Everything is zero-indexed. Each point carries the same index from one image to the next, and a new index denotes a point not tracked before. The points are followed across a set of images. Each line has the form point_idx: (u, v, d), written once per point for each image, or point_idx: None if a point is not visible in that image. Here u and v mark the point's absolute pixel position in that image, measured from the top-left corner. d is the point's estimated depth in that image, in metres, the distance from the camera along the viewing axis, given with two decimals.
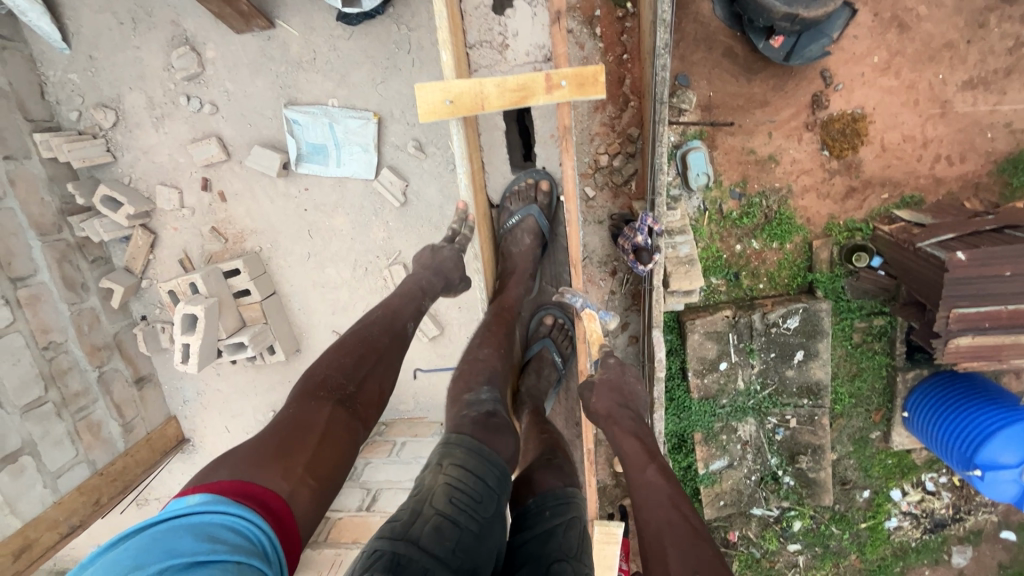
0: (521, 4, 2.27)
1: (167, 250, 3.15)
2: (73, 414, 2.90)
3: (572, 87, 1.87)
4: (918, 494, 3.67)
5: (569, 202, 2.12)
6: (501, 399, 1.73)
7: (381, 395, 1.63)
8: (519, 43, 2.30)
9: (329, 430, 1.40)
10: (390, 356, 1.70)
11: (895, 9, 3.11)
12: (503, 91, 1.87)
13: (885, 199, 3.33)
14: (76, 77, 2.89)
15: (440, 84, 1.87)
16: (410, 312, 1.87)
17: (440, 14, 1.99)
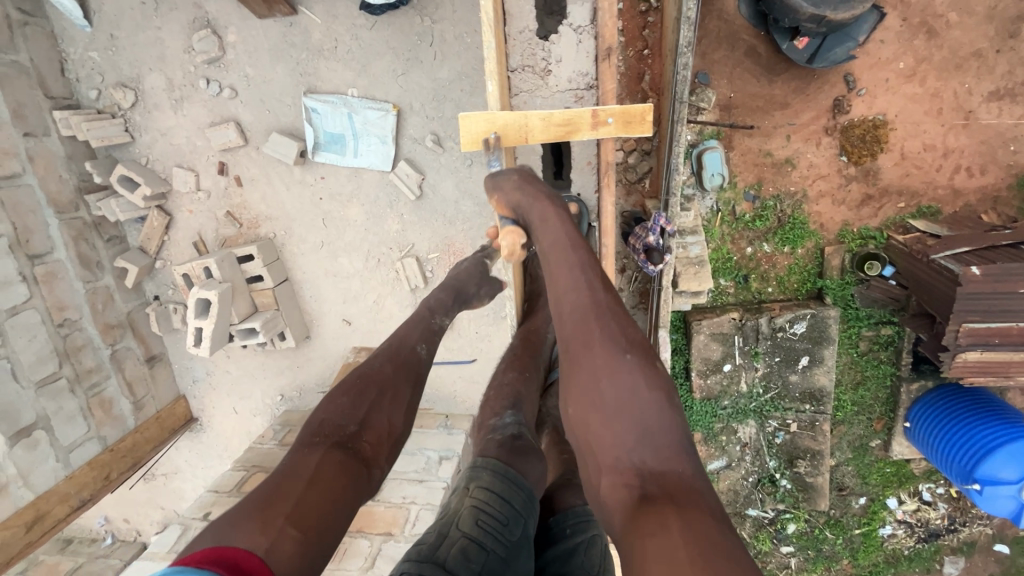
0: (567, 29, 2.11)
1: (182, 232, 3.17)
2: (86, 391, 2.94)
3: (620, 125, 1.72)
4: (914, 503, 3.68)
5: (606, 236, 2.08)
6: (524, 421, 1.76)
7: (390, 429, 1.47)
8: (562, 69, 2.15)
9: (320, 473, 1.26)
10: (398, 385, 1.55)
11: (925, 15, 3.04)
12: (549, 125, 1.72)
13: (901, 208, 3.28)
14: (96, 55, 2.88)
15: (484, 116, 1.70)
16: (418, 334, 1.75)
17: (488, 43, 1.76)
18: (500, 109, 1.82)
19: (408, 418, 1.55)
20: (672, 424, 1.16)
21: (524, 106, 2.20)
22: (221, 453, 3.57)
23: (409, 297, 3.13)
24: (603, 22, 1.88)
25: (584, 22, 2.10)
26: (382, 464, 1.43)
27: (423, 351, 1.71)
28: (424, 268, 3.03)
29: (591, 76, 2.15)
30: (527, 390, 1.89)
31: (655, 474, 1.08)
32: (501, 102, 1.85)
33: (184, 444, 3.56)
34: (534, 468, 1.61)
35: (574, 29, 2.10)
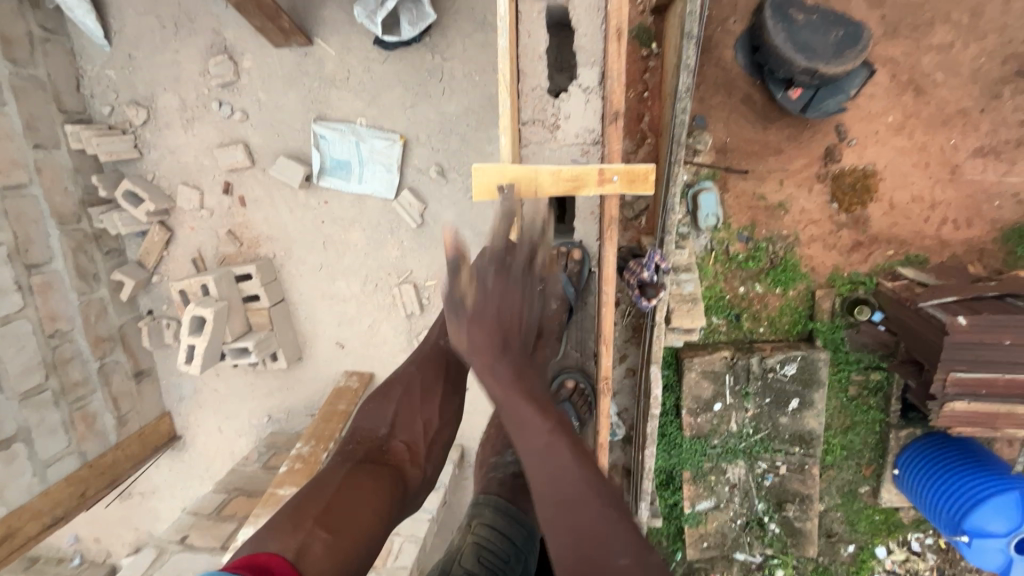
0: (577, 88, 1.98)
1: (181, 248, 3.19)
2: (70, 404, 2.90)
3: (625, 182, 1.81)
4: (902, 553, 3.65)
5: (607, 285, 2.10)
6: (525, 462, 2.02)
7: (424, 427, 1.68)
8: (570, 126, 2.00)
9: (353, 479, 1.45)
10: (425, 386, 1.75)
11: (913, 73, 3.19)
12: (558, 179, 1.79)
13: (889, 256, 3.37)
14: (113, 74, 2.95)
15: (500, 169, 1.77)
16: (445, 327, 1.88)
17: (503, 101, 1.84)
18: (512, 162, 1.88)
19: (446, 418, 1.74)
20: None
21: (532, 158, 2.03)
22: (202, 475, 3.49)
23: (403, 323, 3.13)
24: (610, 88, 1.87)
25: (594, 82, 1.97)
26: (421, 463, 1.63)
27: (449, 343, 1.83)
28: (422, 295, 3.06)
29: (599, 133, 2.00)
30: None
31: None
32: (513, 155, 1.90)
33: (165, 463, 3.49)
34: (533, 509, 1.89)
35: (583, 89, 1.98)
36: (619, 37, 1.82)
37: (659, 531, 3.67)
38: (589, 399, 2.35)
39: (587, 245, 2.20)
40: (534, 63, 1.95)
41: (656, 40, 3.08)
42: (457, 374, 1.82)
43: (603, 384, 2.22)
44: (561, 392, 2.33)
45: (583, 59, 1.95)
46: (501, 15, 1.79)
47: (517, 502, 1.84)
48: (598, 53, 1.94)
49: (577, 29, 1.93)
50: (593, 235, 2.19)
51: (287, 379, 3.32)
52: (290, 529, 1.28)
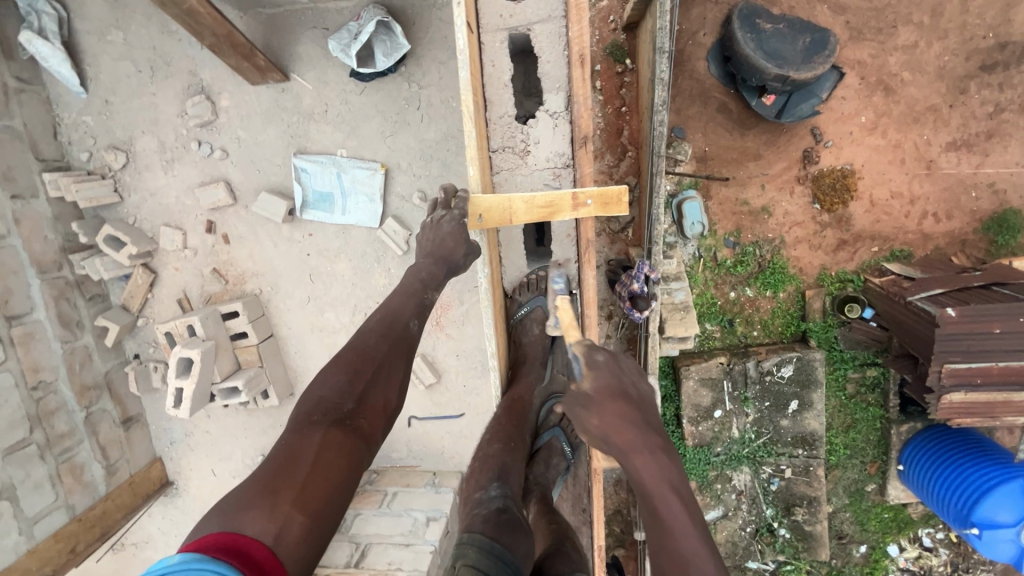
0: (543, 114, 1.99)
1: (166, 290, 3.15)
2: (57, 457, 2.84)
3: (598, 206, 1.82)
4: (915, 550, 3.61)
5: (587, 306, 2.04)
6: (511, 494, 1.76)
7: (386, 404, 1.56)
8: (541, 151, 2.03)
9: (326, 456, 1.34)
10: (390, 362, 1.61)
11: (881, 74, 3.27)
12: (531, 207, 1.81)
13: (874, 252, 3.41)
14: (90, 120, 2.94)
15: (476, 201, 1.80)
16: (412, 309, 1.76)
17: (469, 132, 1.81)
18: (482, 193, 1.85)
19: (403, 391, 1.64)
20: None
21: (505, 185, 2.05)
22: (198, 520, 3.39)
23: None
24: (578, 112, 1.91)
25: (561, 106, 1.99)
26: (379, 438, 1.51)
27: (416, 327, 1.74)
28: None
29: (569, 156, 2.02)
30: (513, 461, 1.90)
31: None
32: (483, 183, 1.89)
33: (158, 510, 3.39)
34: (523, 544, 1.59)
35: (551, 114, 1.99)
36: (581, 62, 1.84)
37: None
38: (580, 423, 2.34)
39: (567, 268, 2.25)
40: (500, 91, 1.98)
41: (630, 56, 3.14)
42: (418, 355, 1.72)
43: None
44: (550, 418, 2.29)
45: (548, 85, 1.97)
46: (460, 48, 1.74)
47: (504, 539, 1.56)
48: (562, 77, 1.96)
49: (541, 55, 1.95)
50: (572, 257, 2.24)
51: (280, 416, 3.26)
52: (269, 509, 1.18)
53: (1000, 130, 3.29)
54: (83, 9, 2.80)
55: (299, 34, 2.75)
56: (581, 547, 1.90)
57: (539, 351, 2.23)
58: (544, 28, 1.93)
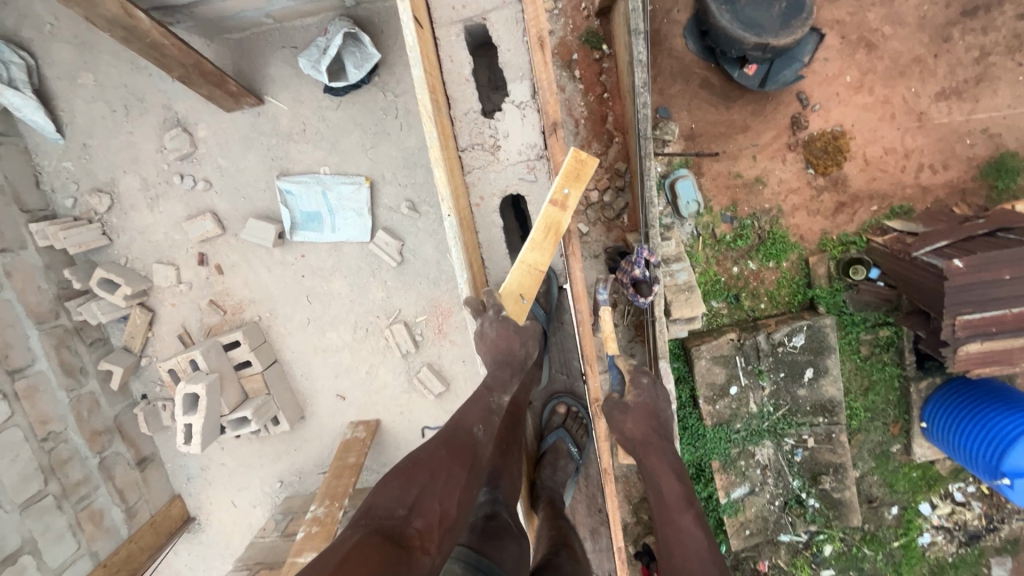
0: (510, 105, 1.95)
1: (166, 326, 3.13)
2: (74, 505, 2.84)
3: (574, 183, 1.76)
4: (947, 506, 3.55)
5: (578, 302, 2.00)
6: (500, 498, 1.74)
7: (442, 513, 1.41)
8: (511, 144, 1.98)
9: (362, 550, 1.24)
10: (445, 466, 1.49)
11: (861, 31, 3.21)
12: (537, 245, 1.77)
13: (874, 211, 3.35)
14: (70, 165, 2.92)
15: (503, 292, 1.80)
16: (476, 415, 1.67)
17: (430, 133, 1.78)
18: (451, 194, 1.83)
19: (464, 506, 1.47)
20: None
21: (479, 183, 2.02)
22: (223, 552, 3.36)
23: (401, 363, 3.08)
24: (544, 100, 1.87)
25: (527, 96, 1.94)
26: (434, 555, 1.33)
27: (481, 433, 1.63)
28: (414, 332, 3.00)
29: (542, 146, 1.97)
30: (506, 465, 1.85)
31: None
32: (451, 184, 1.84)
33: (183, 547, 3.37)
34: (509, 556, 1.52)
35: (517, 105, 1.95)
36: (540, 46, 1.80)
37: None
38: (584, 422, 2.41)
39: (553, 264, 2.20)
40: (462, 88, 1.95)
41: (606, 41, 3.09)
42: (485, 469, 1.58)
43: (597, 406, 2.14)
44: (554, 418, 2.46)
45: (512, 74, 1.93)
46: (410, 45, 1.71)
47: (490, 552, 1.49)
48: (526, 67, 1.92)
49: (499, 45, 1.91)
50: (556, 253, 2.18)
51: (292, 441, 3.25)
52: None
53: (988, 74, 3.23)
54: (50, 54, 2.77)
55: (268, 55, 2.72)
56: (579, 554, 1.77)
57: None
58: (499, 15, 1.89)
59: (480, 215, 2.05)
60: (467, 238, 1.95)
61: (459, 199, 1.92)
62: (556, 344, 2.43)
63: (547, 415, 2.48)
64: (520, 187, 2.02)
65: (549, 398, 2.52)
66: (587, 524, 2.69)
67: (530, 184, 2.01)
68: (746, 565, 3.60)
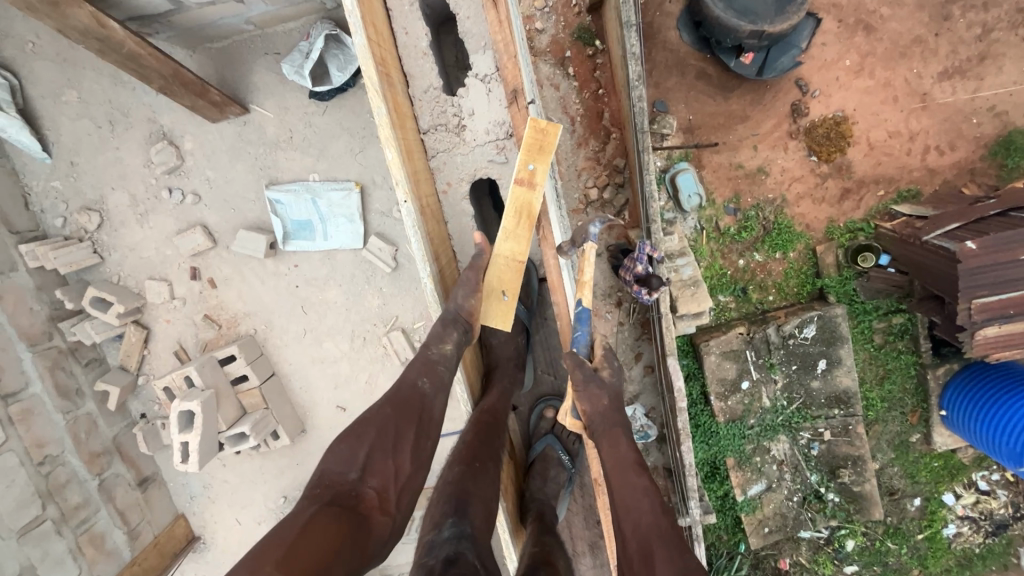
0: (473, 79, 1.89)
1: (161, 343, 3.07)
2: (74, 529, 2.81)
3: (538, 157, 1.69)
4: (972, 496, 3.42)
5: (556, 292, 1.99)
6: (468, 532, 1.48)
7: (396, 471, 1.47)
8: (477, 122, 1.93)
9: (321, 519, 1.26)
10: (398, 429, 1.52)
11: (859, 13, 3.12)
12: (512, 232, 1.74)
13: (881, 196, 3.25)
14: (58, 184, 2.89)
15: (485, 290, 1.79)
16: (418, 367, 1.65)
17: (379, 109, 1.69)
18: (406, 174, 1.73)
19: (419, 463, 1.53)
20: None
21: (444, 168, 1.99)
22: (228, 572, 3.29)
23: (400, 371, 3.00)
24: (502, 63, 1.78)
25: (491, 68, 1.88)
26: (392, 511, 1.41)
27: (427, 386, 1.63)
28: (413, 339, 2.92)
29: (509, 123, 1.91)
30: (477, 486, 1.63)
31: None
32: (407, 167, 1.76)
33: (188, 568, 3.30)
34: None
35: (481, 79, 1.89)
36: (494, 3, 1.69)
37: (715, 526, 3.40)
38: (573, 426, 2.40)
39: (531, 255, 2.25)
40: (419, 62, 1.91)
41: (598, 37, 3.02)
42: (433, 420, 1.61)
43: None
44: (542, 422, 2.44)
45: (472, 46, 1.87)
46: (350, 11, 1.62)
47: None
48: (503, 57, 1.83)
49: (458, 14, 1.85)
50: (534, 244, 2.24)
51: (292, 456, 3.17)
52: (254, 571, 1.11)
53: (993, 51, 3.12)
54: (33, 73, 2.74)
55: (252, 64, 2.68)
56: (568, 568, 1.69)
57: (511, 352, 2.16)
58: None
59: (448, 202, 2.02)
60: (429, 226, 1.86)
61: (419, 184, 1.84)
62: (540, 341, 2.47)
63: (535, 420, 2.45)
64: (490, 169, 1.96)
65: (536, 400, 2.52)
66: (585, 537, 2.59)
67: (501, 166, 1.95)
68: (767, 564, 3.47)
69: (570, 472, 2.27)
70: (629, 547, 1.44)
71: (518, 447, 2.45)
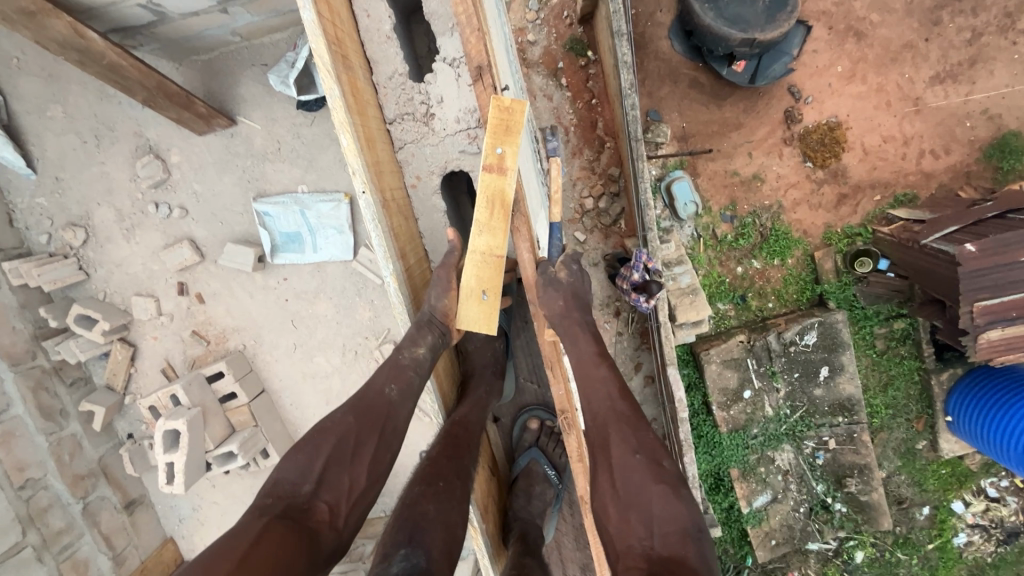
0: (441, 65, 1.84)
1: (148, 361, 3.00)
2: (57, 555, 2.72)
3: (505, 139, 1.49)
4: (981, 503, 3.32)
5: (529, 290, 1.74)
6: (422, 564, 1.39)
7: (350, 486, 1.41)
8: (446, 110, 1.87)
9: (270, 534, 1.21)
10: (359, 441, 1.47)
11: (849, 20, 3.12)
12: (486, 226, 1.56)
13: (877, 201, 3.21)
14: (43, 201, 2.84)
15: (462, 291, 1.64)
16: (385, 375, 1.63)
17: (332, 90, 1.62)
18: (364, 160, 1.68)
19: (376, 478, 1.49)
20: (676, 513, 1.34)
21: (412, 160, 1.96)
22: None
23: None
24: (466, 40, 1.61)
25: (458, 51, 1.82)
26: (341, 527, 1.35)
27: (394, 394, 1.60)
28: None
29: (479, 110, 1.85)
30: (438, 507, 1.55)
31: (659, 561, 1.26)
32: (366, 155, 1.70)
33: None
34: None
35: (449, 63, 1.83)
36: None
37: (720, 539, 3.30)
38: (558, 437, 2.36)
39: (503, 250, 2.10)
40: (384, 46, 1.87)
41: (590, 47, 3.01)
42: (396, 430, 1.57)
43: (566, 419, 1.87)
44: (526, 435, 2.41)
45: (439, 28, 1.79)
46: None
47: None
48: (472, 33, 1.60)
49: None
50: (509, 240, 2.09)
51: None
52: None
53: (984, 54, 3.11)
54: (18, 89, 2.70)
55: (239, 76, 2.66)
56: None
57: (487, 360, 2.10)
58: None
59: (418, 196, 2.01)
60: (395, 222, 1.81)
61: (381, 175, 1.79)
62: (522, 347, 2.45)
63: (516, 434, 2.44)
64: (462, 160, 1.91)
65: (519, 411, 2.49)
66: (576, 559, 2.57)
67: (472, 157, 1.90)
68: None
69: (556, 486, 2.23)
70: (589, 433, 1.55)
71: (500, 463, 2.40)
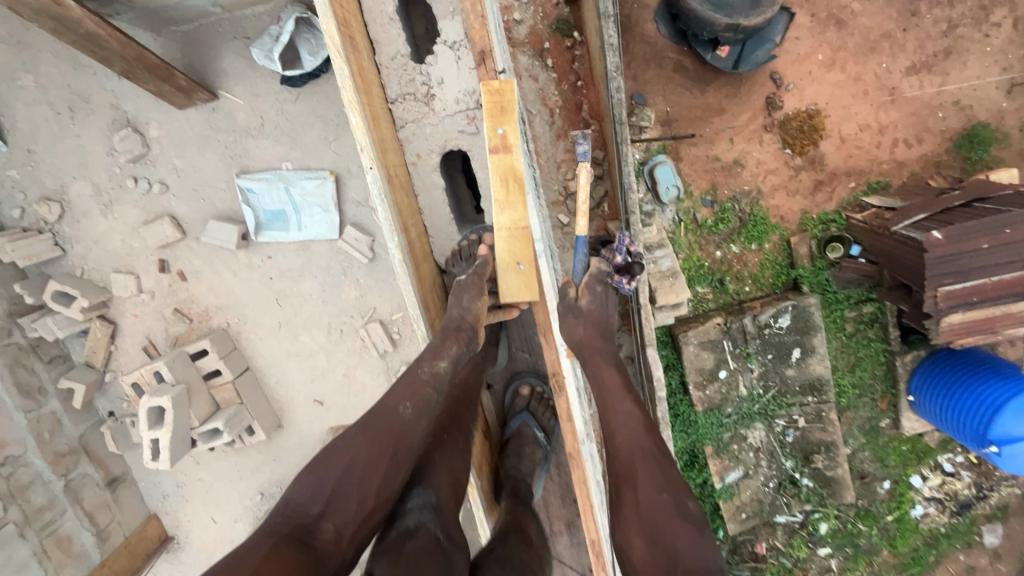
0: (442, 47, 1.87)
1: (129, 339, 2.97)
2: (39, 532, 2.75)
3: (502, 118, 1.61)
4: (937, 477, 3.53)
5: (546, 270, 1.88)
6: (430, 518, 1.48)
7: (358, 509, 1.35)
8: (446, 91, 1.91)
9: (276, 555, 1.16)
10: (370, 460, 1.41)
11: (830, 8, 3.17)
12: (507, 202, 1.66)
13: (852, 188, 3.32)
14: (16, 173, 2.76)
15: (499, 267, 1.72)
16: (403, 390, 1.57)
17: (341, 70, 1.63)
18: (372, 138, 1.70)
19: (386, 499, 1.41)
20: (701, 553, 1.38)
21: (413, 139, 1.97)
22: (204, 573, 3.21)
23: (379, 364, 2.96)
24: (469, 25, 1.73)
25: (459, 34, 1.85)
26: (346, 548, 1.29)
27: (409, 412, 1.53)
28: (391, 330, 2.88)
29: (478, 92, 1.88)
30: (444, 457, 1.70)
31: None
32: (372, 134, 1.72)
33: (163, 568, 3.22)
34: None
35: (449, 45, 1.86)
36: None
37: None
38: (549, 403, 2.41)
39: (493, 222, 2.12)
40: (386, 28, 1.89)
41: (577, 28, 3.01)
42: (410, 448, 1.49)
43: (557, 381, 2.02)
44: (516, 400, 2.45)
45: (441, 11, 1.83)
46: None
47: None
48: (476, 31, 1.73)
49: None
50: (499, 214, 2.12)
51: (269, 454, 3.11)
52: None
53: (957, 46, 3.20)
54: None
55: (220, 48, 2.60)
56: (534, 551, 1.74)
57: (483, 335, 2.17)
58: None
59: (419, 175, 2.01)
60: (398, 200, 1.85)
61: (386, 153, 1.80)
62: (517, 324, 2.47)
63: (508, 398, 2.49)
64: (461, 140, 1.94)
65: (511, 378, 2.55)
66: (567, 529, 2.61)
67: (471, 137, 1.93)
68: (744, 548, 3.56)
69: (544, 448, 2.30)
70: (615, 465, 1.57)
71: (493, 426, 2.47)
